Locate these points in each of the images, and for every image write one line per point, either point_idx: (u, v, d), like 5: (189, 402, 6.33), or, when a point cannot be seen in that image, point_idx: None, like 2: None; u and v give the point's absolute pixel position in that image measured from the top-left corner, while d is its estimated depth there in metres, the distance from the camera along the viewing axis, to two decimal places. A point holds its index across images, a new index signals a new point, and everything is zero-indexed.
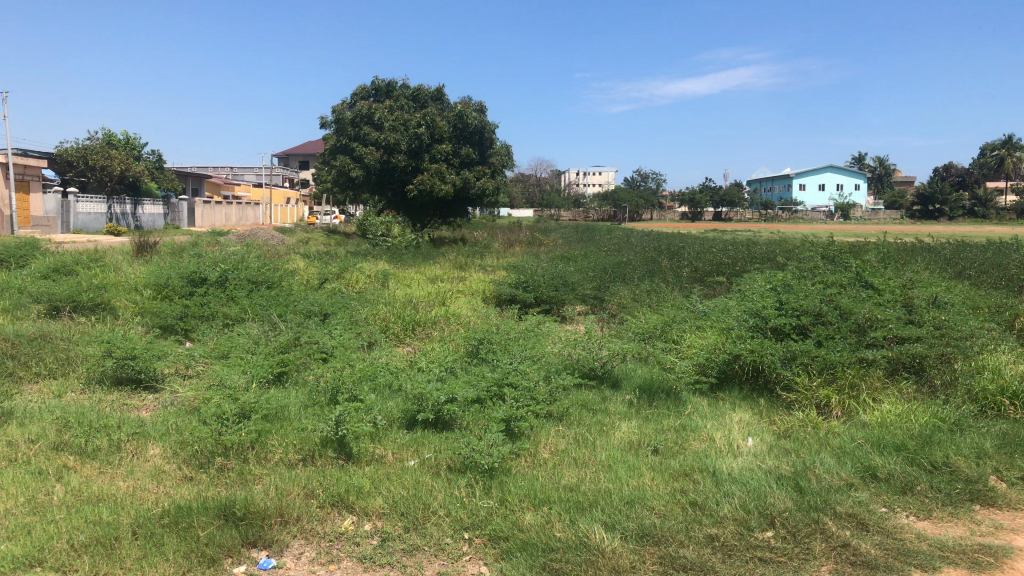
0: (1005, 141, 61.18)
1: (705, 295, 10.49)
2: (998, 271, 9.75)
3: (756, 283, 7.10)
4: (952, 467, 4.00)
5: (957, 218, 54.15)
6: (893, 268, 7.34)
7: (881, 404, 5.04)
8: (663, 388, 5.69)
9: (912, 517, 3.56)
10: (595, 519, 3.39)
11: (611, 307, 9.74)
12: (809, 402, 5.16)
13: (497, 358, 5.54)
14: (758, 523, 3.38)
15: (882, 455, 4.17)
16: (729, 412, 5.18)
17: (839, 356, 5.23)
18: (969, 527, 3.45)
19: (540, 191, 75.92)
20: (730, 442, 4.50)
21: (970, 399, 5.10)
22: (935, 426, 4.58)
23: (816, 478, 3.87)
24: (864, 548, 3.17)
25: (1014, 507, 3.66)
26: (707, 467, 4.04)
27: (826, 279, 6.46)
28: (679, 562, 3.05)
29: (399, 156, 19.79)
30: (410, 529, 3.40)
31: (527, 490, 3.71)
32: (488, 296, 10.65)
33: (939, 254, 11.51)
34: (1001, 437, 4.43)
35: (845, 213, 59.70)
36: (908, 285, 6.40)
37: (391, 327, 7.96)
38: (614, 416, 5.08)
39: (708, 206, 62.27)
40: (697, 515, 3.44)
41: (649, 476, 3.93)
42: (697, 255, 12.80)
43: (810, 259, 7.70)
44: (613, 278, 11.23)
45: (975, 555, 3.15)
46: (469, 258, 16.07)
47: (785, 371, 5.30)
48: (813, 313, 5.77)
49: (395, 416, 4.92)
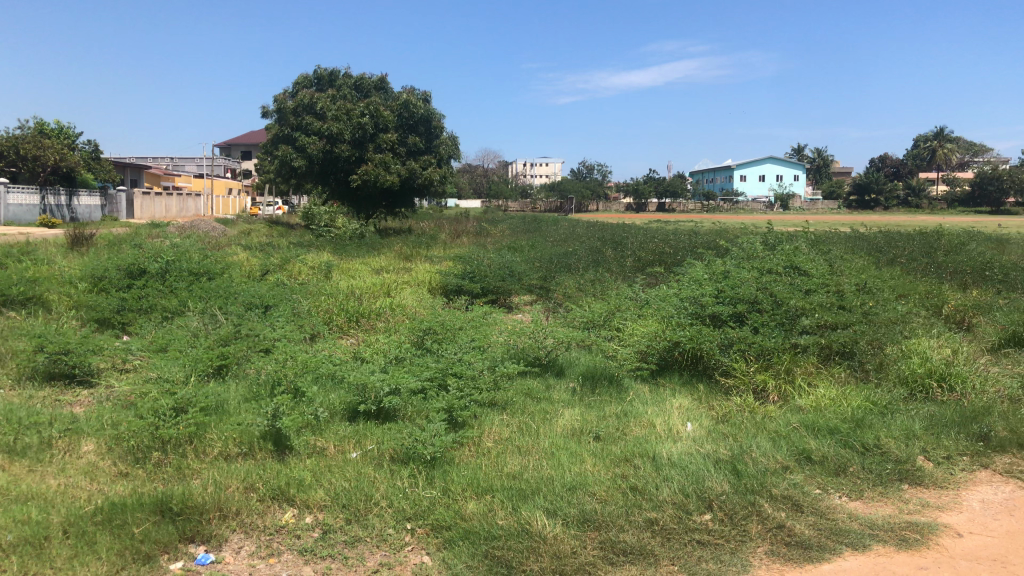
0: (937, 133, 62.85)
1: (648, 284, 10.63)
2: (928, 259, 10.08)
3: (695, 272, 7.21)
4: (883, 449, 4.13)
5: (892, 208, 55.54)
6: (826, 256, 7.55)
7: (816, 387, 5.16)
8: (605, 375, 5.74)
9: (845, 497, 3.66)
10: (537, 506, 3.41)
11: (557, 297, 9.84)
12: (747, 386, 5.25)
13: (442, 348, 5.53)
14: (696, 506, 3.44)
15: (815, 438, 4.26)
16: (669, 397, 5.26)
17: (774, 343, 5.36)
18: (898, 506, 3.55)
19: (487, 181, 75.79)
20: (669, 428, 4.56)
21: (900, 382, 5.28)
22: (867, 408, 4.71)
23: (752, 461, 3.94)
24: (798, 530, 3.25)
25: (939, 485, 3.80)
26: (648, 452, 4.10)
27: (762, 268, 6.59)
28: (618, 547, 3.09)
29: (343, 146, 19.54)
30: (352, 520, 3.38)
31: (468, 479, 3.72)
32: (434, 286, 10.62)
33: (872, 242, 11.85)
34: (929, 418, 4.59)
35: (785, 203, 60.86)
36: (840, 274, 6.59)
37: (334, 318, 7.89)
38: (558, 404, 5.12)
39: (654, 197, 63.00)
40: (637, 500, 3.49)
41: (591, 462, 3.98)
42: (639, 244, 12.95)
43: (747, 246, 7.85)
44: (559, 268, 11.32)
45: (904, 532, 3.25)
46: (415, 249, 15.97)
47: (723, 358, 5.40)
48: (749, 300, 5.89)
49: (336, 408, 4.88)
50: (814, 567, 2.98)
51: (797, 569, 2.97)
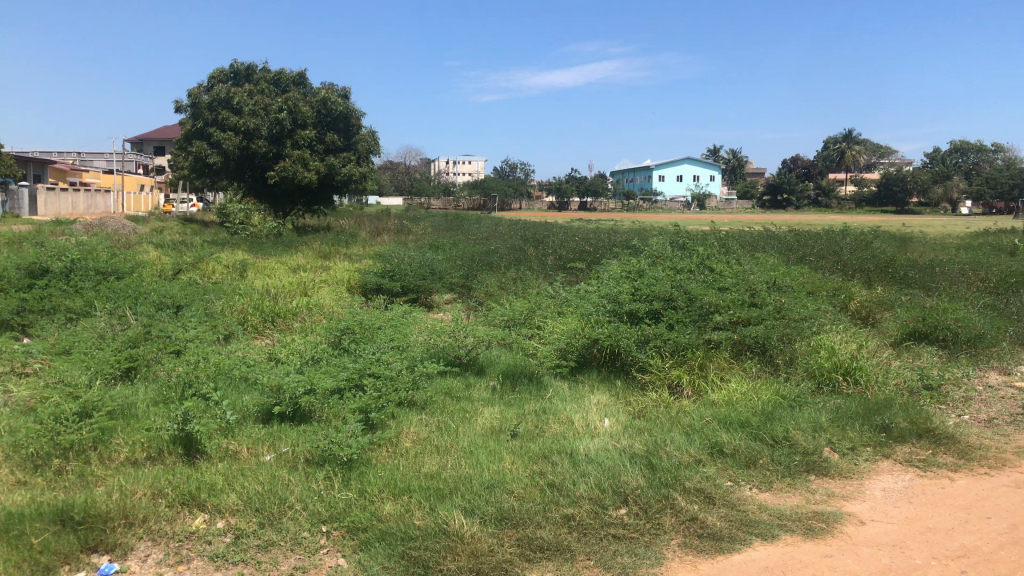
0: (845, 135, 65.15)
1: (568, 282, 10.72)
2: (835, 257, 10.43)
3: (613, 270, 7.31)
4: (791, 441, 4.26)
5: (803, 208, 57.34)
6: (738, 255, 7.75)
7: (728, 382, 5.30)
8: (525, 373, 5.77)
9: (755, 489, 3.76)
10: (454, 505, 3.40)
11: (478, 295, 9.83)
12: (663, 382, 5.34)
13: (360, 348, 5.46)
14: (612, 501, 3.48)
15: (727, 432, 4.37)
16: (588, 394, 5.31)
17: (689, 339, 5.47)
18: (805, 496, 3.67)
19: (409, 179, 75.26)
20: (587, 424, 4.61)
21: (808, 376, 5.46)
22: (777, 402, 4.85)
23: (667, 455, 4.02)
24: (710, 521, 3.33)
25: (843, 476, 3.94)
26: (565, 449, 4.13)
27: (678, 267, 6.72)
28: (535, 544, 3.10)
29: (259, 142, 19.12)
30: (265, 524, 3.31)
31: (386, 480, 3.68)
32: (353, 285, 10.48)
33: (784, 241, 12.20)
34: (835, 411, 4.75)
35: (702, 203, 62.21)
36: (751, 272, 6.77)
37: (249, 319, 7.71)
38: (477, 403, 5.12)
39: (575, 196, 63.59)
40: (554, 496, 3.51)
41: (509, 460, 3.99)
42: (560, 243, 13.04)
43: (663, 245, 7.99)
44: (480, 266, 11.31)
45: (810, 521, 3.36)
46: (334, 247, 15.73)
47: (640, 354, 5.48)
48: (665, 298, 6.00)
49: (250, 410, 4.76)
50: (725, 558, 3.05)
51: (709, 560, 3.04)
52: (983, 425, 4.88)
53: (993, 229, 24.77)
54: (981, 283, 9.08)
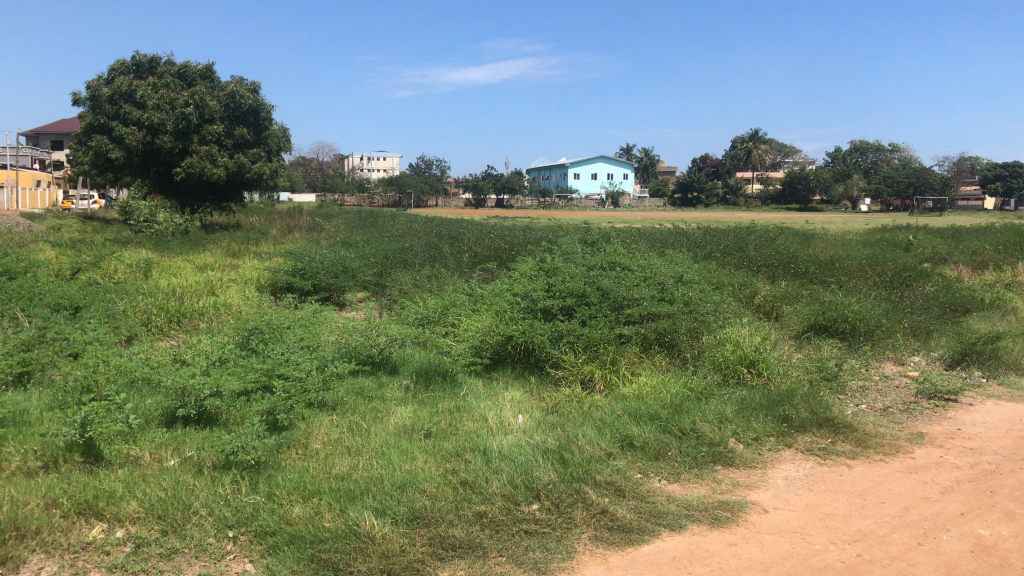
0: (752, 135, 67.11)
1: (483, 280, 10.73)
2: (741, 253, 10.75)
3: (527, 267, 7.35)
4: (698, 433, 4.36)
5: (712, 206, 58.80)
6: (649, 252, 7.89)
7: (638, 376, 5.39)
8: (439, 371, 5.74)
9: (664, 480, 3.84)
10: (365, 506, 3.36)
11: (391, 293, 9.76)
12: (575, 377, 5.40)
13: (269, 349, 5.34)
14: (524, 497, 3.50)
15: (638, 425, 4.44)
16: (501, 391, 5.32)
17: (601, 334, 5.54)
18: (712, 487, 3.76)
19: (322, 175, 74.01)
20: (500, 421, 4.62)
21: (715, 369, 5.60)
22: (685, 395, 4.96)
23: (578, 450, 4.06)
24: (620, 514, 3.38)
25: (748, 465, 4.05)
26: (478, 446, 4.13)
27: (590, 263, 6.81)
28: (447, 542, 3.09)
29: (164, 137, 18.47)
30: (168, 531, 3.20)
31: (295, 482, 3.61)
32: (263, 283, 10.25)
33: (692, 238, 12.50)
34: (740, 402, 4.89)
35: (616, 200, 63.14)
36: (661, 268, 6.91)
37: (153, 319, 7.46)
38: (390, 402, 5.07)
39: (491, 193, 63.65)
40: (467, 494, 3.51)
41: (421, 459, 3.96)
42: (475, 240, 13.05)
43: (576, 242, 8.07)
44: (394, 264, 11.22)
45: (715, 511, 3.45)
46: (244, 245, 15.35)
47: (553, 350, 5.52)
48: (577, 294, 6.07)
49: (153, 414, 4.60)
50: (634, 550, 3.11)
51: (619, 552, 3.09)
52: (879, 413, 5.11)
53: (890, 224, 25.92)
54: (877, 278, 9.48)
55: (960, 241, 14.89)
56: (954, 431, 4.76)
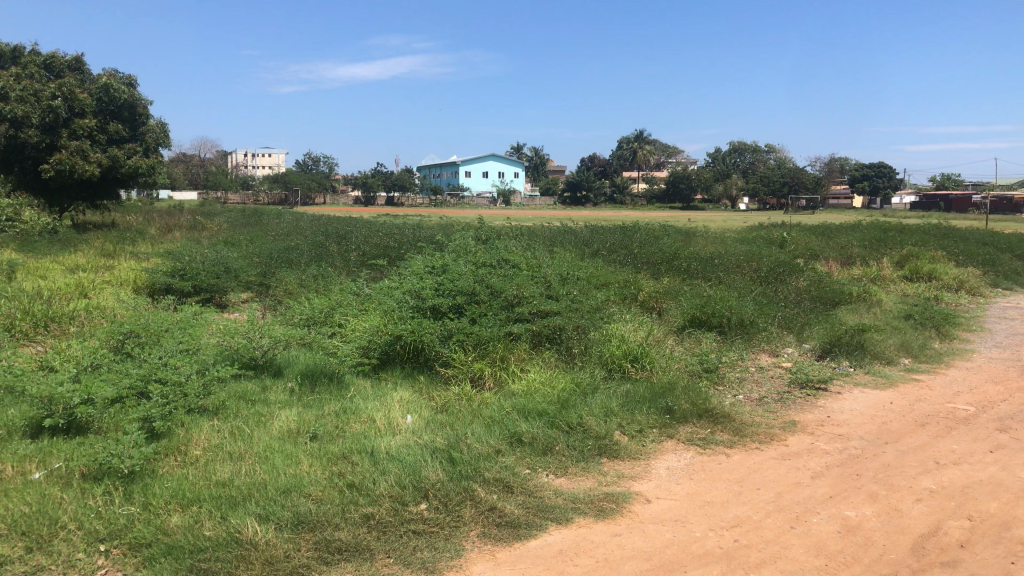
0: (638, 136, 68.76)
1: (372, 279, 10.59)
2: (627, 250, 11.01)
3: (415, 266, 7.30)
4: (585, 427, 4.44)
5: (601, 204, 59.94)
6: (536, 250, 7.98)
7: (527, 372, 5.45)
8: (325, 372, 5.63)
9: (551, 474, 3.89)
10: (248, 513, 3.26)
11: (276, 294, 9.52)
12: (464, 375, 5.40)
13: (145, 354, 5.12)
14: (412, 497, 3.48)
15: (525, 421, 4.48)
16: (390, 391, 5.27)
17: (490, 332, 5.56)
18: (597, 479, 3.84)
19: (204, 172, 71.41)
20: (388, 422, 4.58)
21: (601, 363, 5.72)
22: (573, 390, 5.04)
23: (467, 447, 4.06)
24: (508, 509, 3.40)
25: (633, 457, 4.16)
26: (366, 448, 4.07)
27: (479, 262, 6.83)
28: (333, 546, 3.04)
29: (30, 131, 17.08)
30: (33, 548, 3.02)
31: (173, 491, 3.47)
32: (140, 285, 9.82)
33: (580, 236, 12.72)
34: (626, 396, 5.01)
35: (507, 199, 63.58)
36: (549, 266, 7.00)
37: (18, 324, 7.03)
38: (274, 406, 4.94)
39: (381, 191, 62.95)
40: (353, 497, 3.46)
41: (307, 462, 3.88)
42: (363, 239, 12.88)
43: (464, 240, 8.07)
44: (279, 263, 10.95)
45: (601, 503, 3.52)
46: (119, 246, 14.66)
47: (442, 349, 5.50)
48: (467, 292, 6.07)
49: (17, 426, 4.33)
50: (522, 545, 3.14)
51: (506, 547, 3.11)
52: (755, 403, 5.33)
53: (764, 222, 27.10)
54: (754, 273, 9.88)
55: (830, 238, 15.70)
56: (823, 418, 5.02)
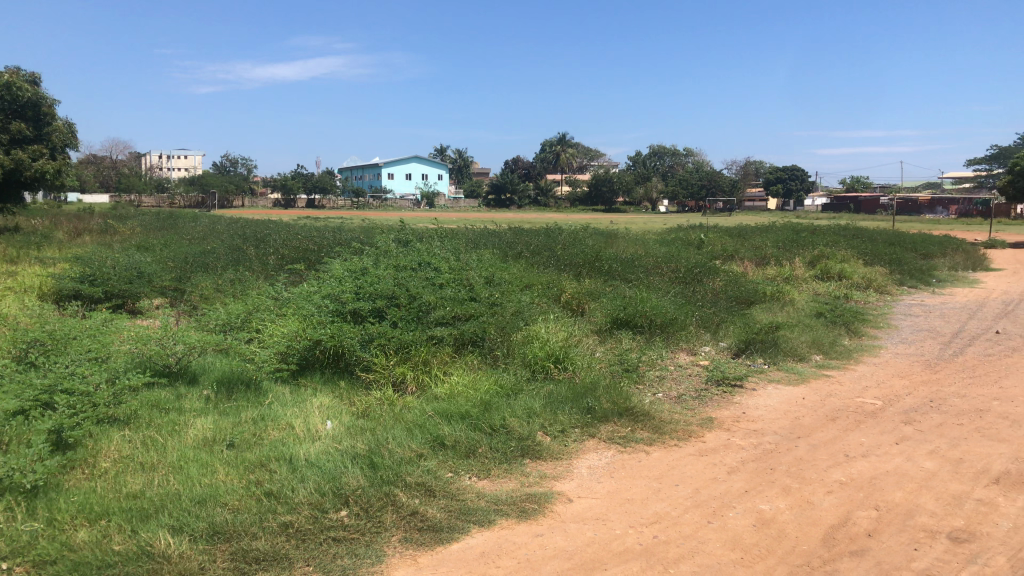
0: (560, 139, 69.31)
1: (291, 283, 10.42)
2: (549, 252, 11.10)
3: (335, 269, 7.21)
4: (507, 428, 4.45)
5: (524, 207, 60.21)
6: (458, 252, 7.96)
7: (450, 376, 5.43)
8: (243, 379, 5.50)
9: (474, 477, 3.88)
10: (161, 525, 3.16)
11: (192, 299, 9.27)
12: (386, 379, 5.36)
13: (51, 362, 4.91)
14: (332, 504, 3.42)
15: (448, 424, 4.46)
16: (310, 397, 5.18)
17: (412, 336, 5.52)
18: (520, 480, 3.85)
19: (115, 174, 68.98)
20: (308, 428, 4.50)
21: (524, 365, 5.74)
22: (495, 392, 5.04)
23: (388, 452, 4.02)
24: (430, 514, 3.38)
25: (555, 457, 4.18)
26: (284, 455, 3.99)
27: (400, 265, 6.78)
28: (250, 556, 2.97)
29: None
30: None
31: (80, 505, 3.34)
32: (46, 291, 9.44)
33: (502, 238, 12.76)
34: (548, 397, 5.04)
35: (430, 202, 63.35)
36: (472, 269, 7.00)
37: None
38: (189, 414, 4.80)
39: (301, 193, 61.87)
40: (271, 505, 3.38)
41: (222, 472, 3.78)
42: (282, 242, 12.64)
43: (385, 243, 8.01)
44: (195, 267, 10.67)
45: (523, 504, 3.53)
46: (23, 250, 14.04)
47: (363, 353, 5.43)
48: (387, 296, 6.01)
49: None
50: (444, 548, 3.12)
51: (428, 552, 3.09)
52: (674, 401, 5.43)
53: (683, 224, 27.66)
54: (673, 274, 10.07)
55: (746, 239, 16.12)
56: (739, 414, 5.14)
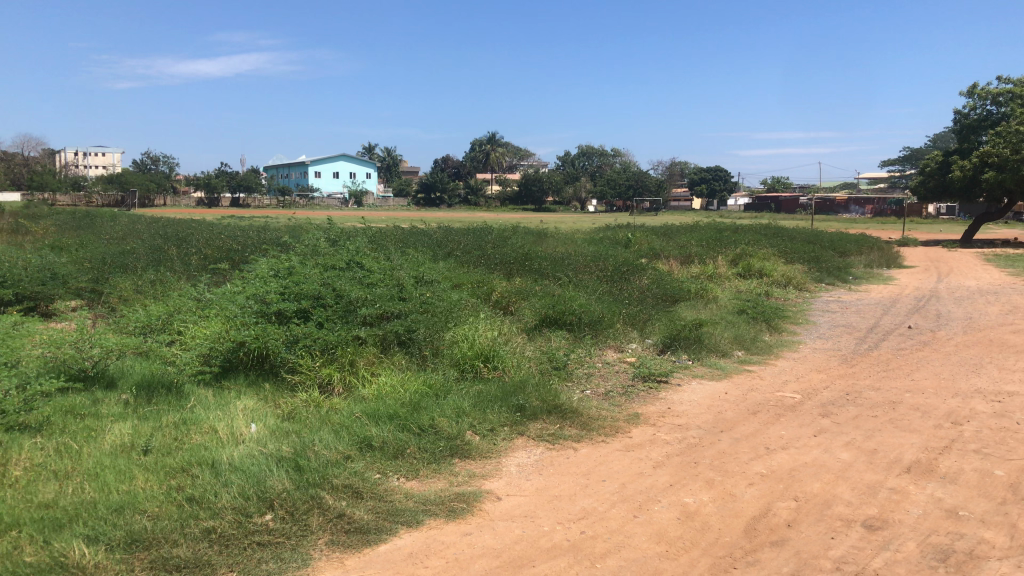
0: (489, 138, 69.31)
1: (214, 283, 10.19)
2: (478, 251, 11.11)
3: (260, 269, 7.08)
4: (436, 428, 4.43)
5: (454, 206, 60.07)
6: (386, 251, 7.90)
7: (378, 376, 5.40)
8: (163, 383, 5.36)
9: (402, 478, 3.86)
10: (75, 535, 3.06)
11: (110, 301, 8.99)
12: (312, 381, 5.29)
13: None
14: (256, 508, 3.36)
15: (375, 425, 4.42)
16: (234, 400, 5.08)
17: (338, 336, 5.45)
18: (448, 480, 3.84)
19: (26, 171, 66.24)
20: (231, 432, 4.40)
21: (453, 365, 5.74)
22: (424, 393, 5.02)
23: (314, 455, 3.97)
24: (357, 516, 3.35)
25: (484, 456, 4.19)
26: (207, 460, 3.90)
27: (327, 264, 6.68)
28: (171, 564, 2.90)
29: None
30: None
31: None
32: None
33: (431, 236, 12.72)
34: (477, 396, 5.04)
35: (358, 201, 62.78)
36: (400, 268, 6.95)
37: None
38: (106, 419, 4.65)
39: (226, 191, 60.46)
40: (193, 511, 3.30)
41: (141, 478, 3.67)
42: (205, 241, 12.35)
43: (311, 243, 7.89)
44: (113, 268, 10.33)
45: (452, 503, 3.53)
46: None
47: (289, 355, 5.34)
48: (314, 296, 5.91)
49: None
50: (371, 550, 3.09)
51: (356, 554, 3.06)
52: (602, 398, 5.49)
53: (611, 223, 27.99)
54: (600, 272, 10.19)
55: (671, 238, 16.41)
56: (665, 410, 5.24)
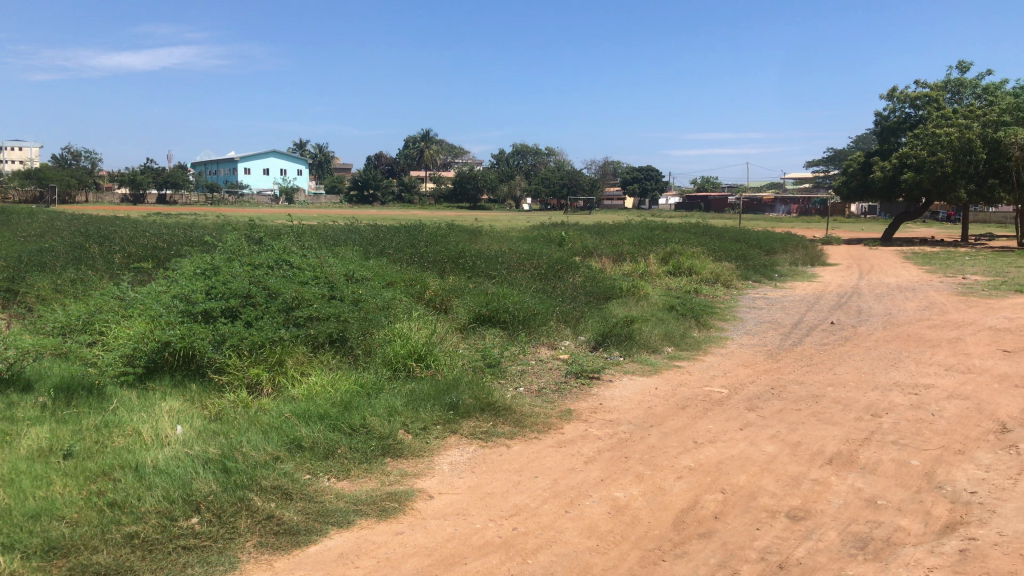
0: (423, 136, 68.90)
1: (138, 282, 9.91)
2: (411, 249, 11.05)
3: (185, 268, 6.91)
4: (367, 428, 4.39)
5: (388, 204, 59.57)
6: (316, 249, 7.79)
7: (308, 376, 5.33)
8: (84, 386, 5.19)
9: (333, 478, 3.82)
10: None
11: (27, 300, 8.66)
12: (240, 381, 5.20)
13: None
14: (181, 512, 3.28)
15: (305, 425, 4.36)
16: (158, 401, 4.95)
17: (267, 335, 5.36)
18: (380, 480, 3.81)
19: None
20: (156, 434, 4.29)
21: (385, 363, 5.69)
22: (355, 392, 4.97)
23: (242, 456, 3.89)
24: (287, 517, 3.30)
25: (416, 455, 4.18)
26: (130, 463, 3.80)
27: (255, 262, 6.55)
28: (90, 571, 2.82)
29: None
30: None
31: None
32: None
33: (362, 234, 12.61)
34: (410, 394, 5.01)
35: (290, 199, 61.72)
36: (331, 266, 6.87)
37: None
38: (23, 423, 4.48)
39: (151, 188, 58.76)
40: (115, 515, 3.21)
41: (60, 483, 3.55)
42: (128, 239, 11.99)
43: (239, 241, 7.74)
44: (30, 267, 9.95)
45: (384, 503, 3.50)
46: None
47: (216, 355, 5.23)
48: (242, 295, 5.78)
49: None
50: (300, 551, 3.05)
51: (285, 556, 3.01)
52: (534, 394, 5.52)
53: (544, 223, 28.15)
54: (533, 270, 10.24)
55: (603, 236, 16.60)
56: (596, 405, 5.30)
